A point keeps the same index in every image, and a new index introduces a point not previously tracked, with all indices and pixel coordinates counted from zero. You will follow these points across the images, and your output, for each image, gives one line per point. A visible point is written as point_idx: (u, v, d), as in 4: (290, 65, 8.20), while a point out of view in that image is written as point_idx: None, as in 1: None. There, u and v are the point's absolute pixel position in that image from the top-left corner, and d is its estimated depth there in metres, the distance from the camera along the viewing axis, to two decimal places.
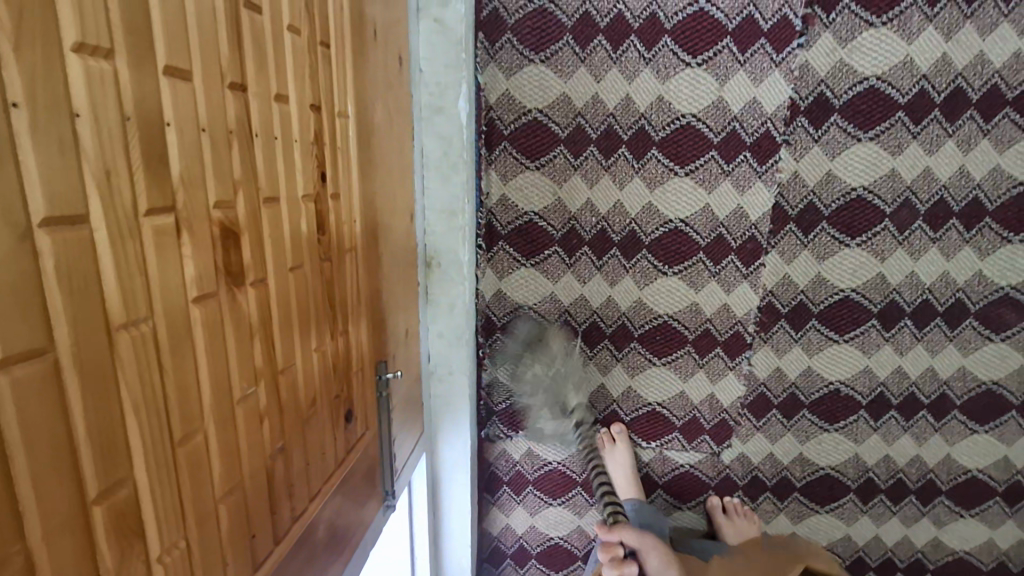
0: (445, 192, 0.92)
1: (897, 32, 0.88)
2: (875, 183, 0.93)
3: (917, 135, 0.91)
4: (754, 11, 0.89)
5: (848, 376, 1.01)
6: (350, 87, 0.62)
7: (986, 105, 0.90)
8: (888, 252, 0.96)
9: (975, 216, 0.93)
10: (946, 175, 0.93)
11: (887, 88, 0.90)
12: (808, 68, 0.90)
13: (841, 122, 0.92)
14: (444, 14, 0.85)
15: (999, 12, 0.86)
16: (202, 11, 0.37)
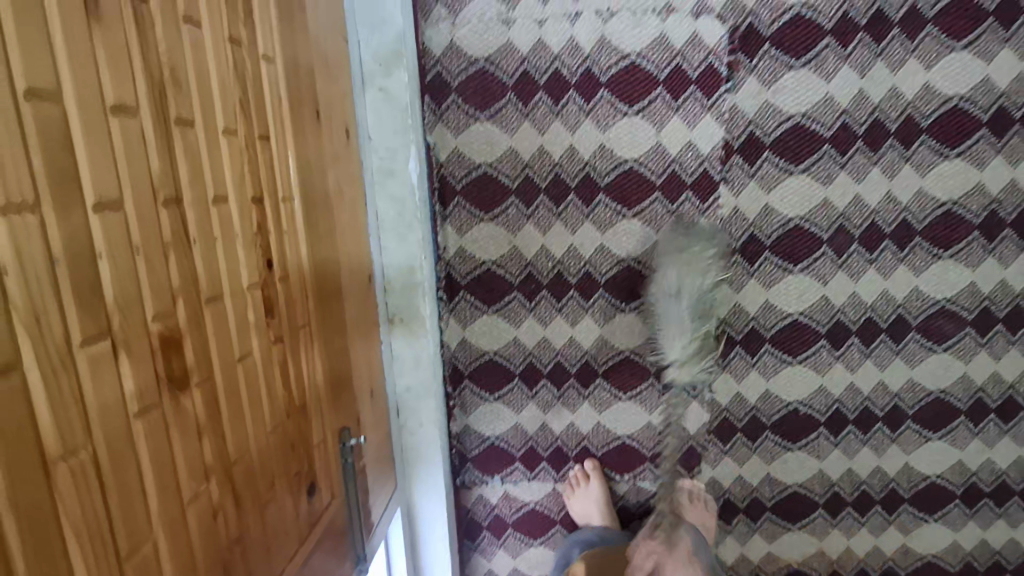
0: (403, 250, 0.95)
1: (816, 72, 0.95)
2: (810, 213, 0.99)
3: (844, 165, 0.97)
4: (681, 62, 0.95)
5: (805, 395, 1.05)
6: (292, 171, 0.64)
7: (904, 134, 0.96)
8: (830, 275, 1.01)
9: (906, 236, 0.99)
10: (875, 201, 0.98)
11: (811, 124, 0.96)
12: (737, 110, 0.96)
13: (773, 158, 0.98)
14: (388, 83, 0.90)
15: (906, 49, 0.93)
16: (131, 140, 0.39)
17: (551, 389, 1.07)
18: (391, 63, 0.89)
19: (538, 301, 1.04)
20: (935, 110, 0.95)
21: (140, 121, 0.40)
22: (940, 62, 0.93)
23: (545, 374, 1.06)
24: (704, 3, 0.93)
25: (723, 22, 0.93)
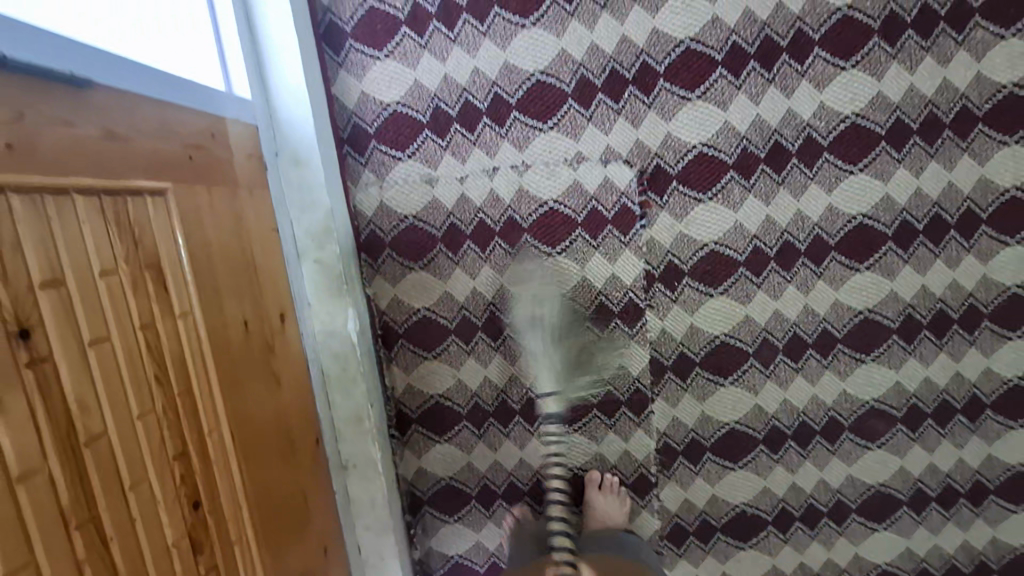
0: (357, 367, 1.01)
1: (722, 203, 1.01)
2: (734, 330, 1.05)
3: (761, 284, 1.03)
4: (596, 204, 1.02)
5: (749, 497, 1.10)
6: (219, 399, 0.71)
7: (814, 252, 1.01)
8: (760, 386, 1.06)
9: (828, 344, 1.04)
10: (794, 314, 1.04)
11: (725, 250, 1.02)
12: (654, 242, 1.02)
13: (693, 283, 1.03)
14: (322, 254, 0.97)
15: (806, 176, 0.99)
16: (39, 494, 0.46)
17: (506, 507, 1.11)
18: (321, 238, 0.96)
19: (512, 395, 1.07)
20: (841, 229, 1.00)
21: (48, 470, 0.47)
22: (840, 185, 0.99)
23: (501, 494, 1.11)
24: (612, 150, 1.00)
25: (631, 166, 1.00)
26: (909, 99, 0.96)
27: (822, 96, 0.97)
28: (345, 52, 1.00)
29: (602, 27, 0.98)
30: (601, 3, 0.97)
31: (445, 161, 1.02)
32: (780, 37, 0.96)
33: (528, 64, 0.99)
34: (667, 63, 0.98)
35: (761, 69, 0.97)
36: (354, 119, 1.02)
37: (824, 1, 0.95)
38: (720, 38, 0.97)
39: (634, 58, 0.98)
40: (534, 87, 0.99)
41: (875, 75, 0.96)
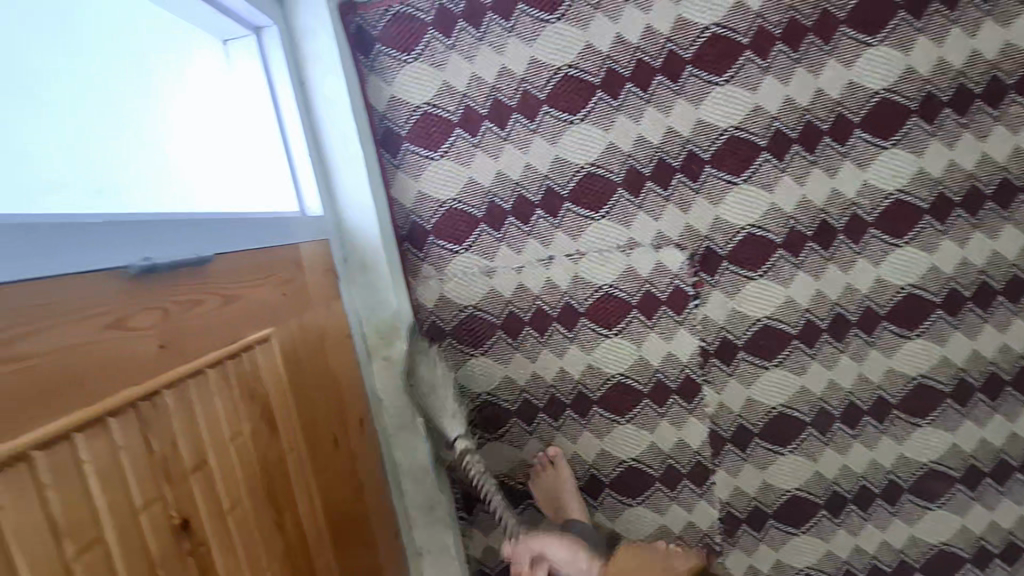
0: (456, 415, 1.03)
1: (774, 280, 1.04)
2: (791, 400, 1.07)
3: (814, 355, 1.06)
4: (650, 287, 1.05)
5: (814, 560, 1.12)
6: (324, 526, 0.74)
7: (865, 322, 1.05)
8: (818, 453, 1.09)
9: (883, 410, 1.07)
10: (848, 383, 1.06)
11: (778, 324, 1.05)
12: (708, 320, 1.06)
13: (748, 357, 1.06)
14: (390, 351, 1.01)
15: (853, 251, 1.03)
16: None
17: None
18: (390, 337, 1.00)
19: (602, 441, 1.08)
20: (890, 300, 1.04)
21: None
22: (886, 258, 1.02)
23: None
24: (664, 235, 1.04)
25: (683, 249, 1.04)
26: (950, 174, 1.00)
27: (866, 175, 1.00)
28: (400, 154, 1.03)
29: (649, 120, 1.00)
30: (646, 97, 1.00)
31: (502, 252, 1.05)
32: (822, 121, 0.99)
33: (577, 158, 1.02)
34: (713, 150, 1.01)
35: (805, 152, 1.00)
36: (411, 217, 1.05)
37: (863, 86, 0.98)
38: (764, 124, 0.99)
39: (680, 147, 1.01)
40: (584, 180, 1.03)
41: (916, 152, 0.99)
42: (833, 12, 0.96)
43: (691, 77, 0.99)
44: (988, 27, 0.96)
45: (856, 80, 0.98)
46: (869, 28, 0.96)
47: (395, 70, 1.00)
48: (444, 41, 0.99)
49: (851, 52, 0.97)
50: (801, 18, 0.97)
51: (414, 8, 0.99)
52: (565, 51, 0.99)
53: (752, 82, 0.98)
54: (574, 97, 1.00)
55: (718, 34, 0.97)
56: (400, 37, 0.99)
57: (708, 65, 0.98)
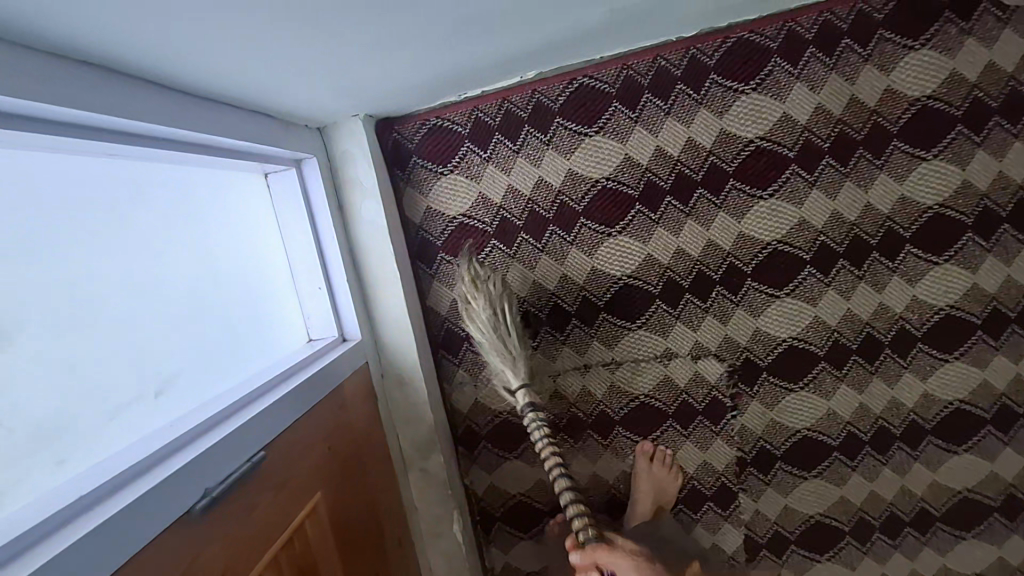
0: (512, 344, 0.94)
1: (814, 394, 1.02)
2: (829, 509, 1.05)
3: (855, 466, 1.04)
4: (687, 396, 1.04)
5: None
6: None
7: (910, 436, 1.02)
8: (857, 562, 1.06)
9: (925, 522, 1.04)
10: (890, 495, 1.04)
11: (819, 435, 1.03)
12: (745, 430, 1.04)
13: (787, 466, 1.04)
14: (427, 463, 1.02)
15: (899, 365, 0.99)
16: None
17: None
18: (426, 449, 1.01)
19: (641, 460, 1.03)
20: (937, 415, 1.00)
21: None
22: (934, 373, 0.99)
23: None
24: (702, 346, 1.02)
25: (720, 361, 1.02)
26: (1006, 291, 0.95)
27: (915, 290, 0.97)
28: (437, 264, 1.03)
29: (688, 233, 0.98)
30: (686, 210, 0.98)
31: (537, 360, 1.05)
32: (870, 236, 0.96)
33: (614, 269, 1.01)
34: (755, 263, 0.98)
35: (850, 267, 0.97)
36: (446, 325, 1.05)
37: (916, 201, 0.94)
38: (809, 239, 0.97)
39: (721, 261, 0.99)
40: (622, 291, 1.01)
41: (971, 267, 0.95)
42: (885, 125, 0.92)
43: (734, 192, 0.96)
44: None
45: (907, 194, 0.94)
46: (925, 142, 0.92)
47: (431, 183, 1.01)
48: (480, 154, 0.99)
49: (904, 167, 0.93)
50: (850, 131, 0.93)
51: (451, 121, 0.99)
52: (603, 164, 0.97)
53: (798, 197, 0.95)
54: (612, 210, 0.99)
55: (762, 147, 0.94)
56: (437, 150, 1.00)
57: (751, 179, 0.96)
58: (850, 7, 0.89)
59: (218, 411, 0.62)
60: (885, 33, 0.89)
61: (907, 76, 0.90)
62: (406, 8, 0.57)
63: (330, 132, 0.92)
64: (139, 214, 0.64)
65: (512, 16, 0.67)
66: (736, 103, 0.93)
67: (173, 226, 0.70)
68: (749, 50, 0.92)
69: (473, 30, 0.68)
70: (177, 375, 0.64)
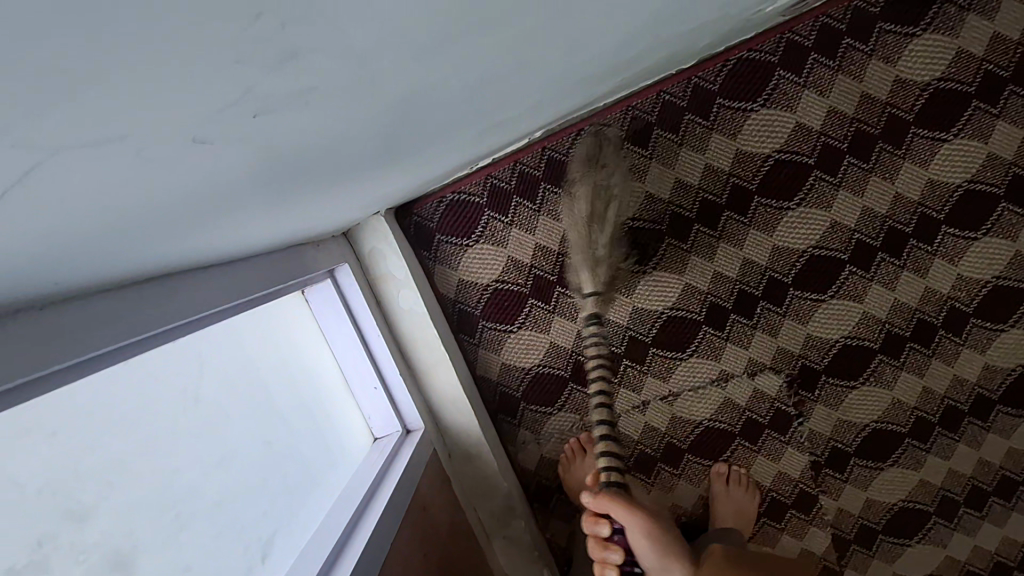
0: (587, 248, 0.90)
1: (876, 387, 1.02)
2: (911, 494, 1.06)
3: (930, 448, 1.04)
4: (750, 413, 1.03)
5: None
6: None
7: (978, 409, 1.02)
8: (947, 538, 1.06)
9: (1009, 488, 1.04)
10: (968, 469, 1.04)
11: (888, 425, 1.03)
12: (814, 433, 1.04)
13: (861, 461, 1.05)
14: (510, 529, 1.02)
15: (956, 343, 0.99)
16: None
17: None
18: (506, 517, 1.01)
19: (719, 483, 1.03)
20: (1001, 383, 1.00)
21: None
22: (993, 344, 0.99)
23: None
24: (756, 361, 1.02)
25: (777, 373, 1.02)
26: None
27: (958, 269, 0.96)
28: (480, 333, 1.03)
29: (722, 255, 0.98)
30: (717, 234, 0.98)
31: (596, 405, 1.05)
32: (904, 224, 0.95)
33: (655, 304, 1.01)
34: (795, 272, 0.98)
35: (890, 258, 0.97)
36: (501, 388, 1.05)
37: (944, 181, 0.93)
38: (844, 239, 0.96)
39: (760, 276, 0.99)
40: (667, 323, 1.01)
41: (1011, 236, 0.94)
42: (901, 114, 0.91)
43: (760, 207, 0.96)
44: None
45: (934, 177, 0.93)
46: (942, 124, 0.91)
47: (459, 256, 1.01)
48: (503, 219, 0.99)
49: (926, 151, 0.92)
50: (867, 127, 0.92)
51: (467, 193, 0.99)
52: (625, 205, 0.97)
53: (825, 200, 0.95)
54: (643, 248, 0.99)
55: (781, 159, 0.94)
56: (459, 224, 1.00)
57: (776, 193, 0.95)
58: (844, 6, 0.89)
59: (330, 545, 0.64)
60: (885, 25, 0.89)
61: (913, 62, 0.90)
62: (440, 133, 0.56)
63: (354, 233, 0.93)
64: (203, 387, 0.70)
65: (533, 104, 0.65)
66: (747, 122, 0.93)
67: (237, 386, 0.76)
68: (752, 67, 0.91)
69: (495, 124, 0.67)
70: (275, 534, 0.68)
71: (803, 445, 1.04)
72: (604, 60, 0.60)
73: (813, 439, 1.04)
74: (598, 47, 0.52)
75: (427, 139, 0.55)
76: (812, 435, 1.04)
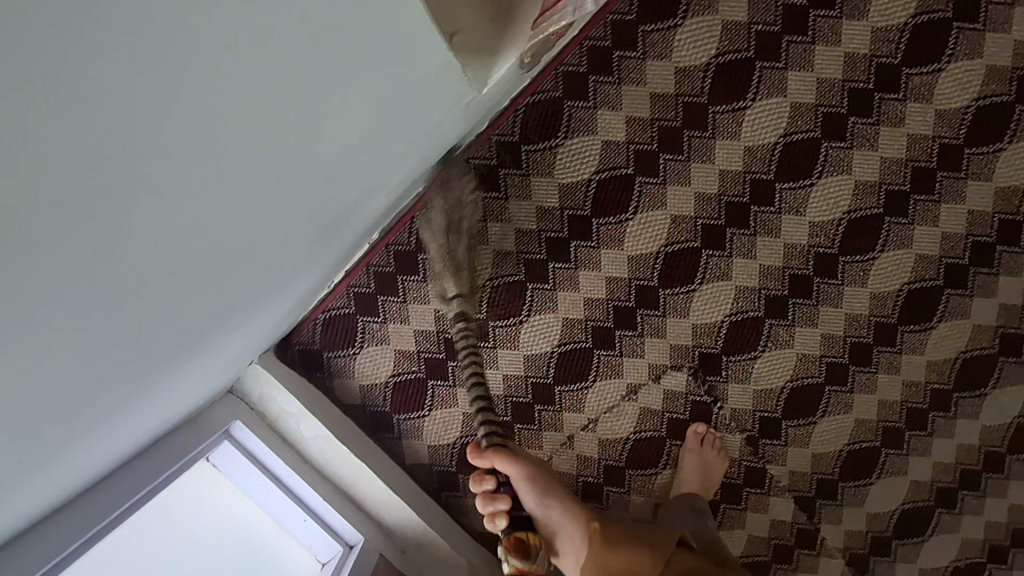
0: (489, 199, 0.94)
1: (778, 350, 1.03)
2: (854, 436, 1.06)
3: (852, 388, 1.04)
4: (670, 414, 1.06)
5: (954, 553, 1.11)
6: None
7: (884, 337, 1.02)
8: (905, 465, 1.08)
9: (944, 399, 1.05)
10: (898, 394, 1.04)
11: (804, 380, 1.04)
12: (737, 412, 1.05)
13: (792, 422, 1.06)
14: None
15: (837, 285, 1.00)
16: None
17: None
18: None
19: (693, 442, 1.04)
20: (895, 307, 1.01)
21: None
22: (870, 273, 0.99)
23: None
24: (657, 366, 1.04)
25: (680, 370, 1.04)
26: (889, 171, 0.95)
27: (808, 217, 0.97)
28: (396, 427, 1.07)
29: (587, 282, 1.01)
30: (572, 264, 1.00)
31: None
32: (740, 196, 0.96)
33: (543, 346, 1.03)
34: (658, 274, 1.00)
35: (740, 230, 0.98)
36: (436, 469, 1.09)
37: (760, 144, 0.94)
38: (690, 229, 0.98)
39: (627, 289, 1.01)
40: (561, 359, 1.04)
41: (845, 170, 0.95)
42: (694, 100, 0.93)
43: (602, 228, 0.98)
44: (846, 27, 0.90)
45: (750, 144, 0.94)
46: (736, 94, 0.92)
47: (349, 366, 1.04)
48: (375, 319, 1.03)
49: (731, 124, 0.94)
50: (669, 122, 0.94)
51: (336, 309, 1.03)
52: (479, 269, 1.01)
53: (658, 200, 0.97)
54: (511, 301, 1.02)
55: (604, 178, 0.96)
56: (337, 338, 1.03)
57: (610, 210, 0.97)
58: (602, 24, 0.91)
59: None
60: (644, 27, 0.91)
61: (685, 50, 0.91)
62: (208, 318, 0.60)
63: (236, 387, 0.96)
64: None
65: (304, 244, 0.69)
66: (557, 157, 0.96)
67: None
68: (541, 109, 0.94)
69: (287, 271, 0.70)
70: None
71: (731, 425, 1.06)
72: (335, 190, 0.62)
73: (737, 418, 1.06)
74: (286, 198, 0.55)
75: (193, 333, 0.60)
76: (736, 413, 1.05)
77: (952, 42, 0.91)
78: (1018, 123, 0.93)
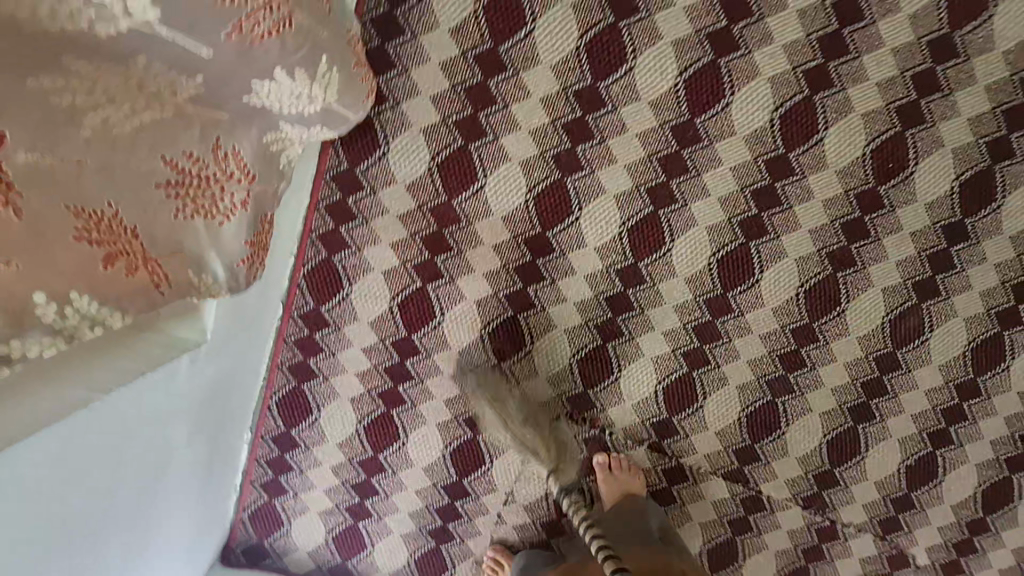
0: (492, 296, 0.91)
1: (632, 363, 1.06)
2: (744, 401, 1.09)
3: (717, 362, 1.07)
4: (571, 457, 1.11)
5: (897, 453, 1.11)
6: None
7: (719, 308, 1.04)
8: (806, 402, 1.09)
9: (807, 332, 1.05)
10: (763, 348, 1.06)
11: (671, 377, 1.07)
12: (628, 429, 1.10)
13: (682, 414, 1.09)
14: None
15: (650, 286, 1.03)
16: None
17: None
18: None
19: (601, 472, 1.10)
20: (714, 279, 1.02)
21: None
22: (674, 262, 1.02)
23: None
24: (536, 423, 1.10)
25: (559, 418, 1.10)
26: (638, 172, 0.98)
27: (590, 245, 1.01)
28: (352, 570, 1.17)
29: (438, 387, 1.08)
30: (417, 378, 1.07)
31: (471, 544, 1.15)
32: (522, 257, 1.01)
33: (433, 453, 1.11)
34: (492, 352, 1.06)
35: (539, 284, 1.03)
36: None
37: (513, 208, 0.99)
38: (495, 304, 1.04)
39: (474, 376, 1.07)
40: (454, 457, 1.11)
41: (599, 192, 0.98)
42: (436, 203, 0.99)
43: (422, 339, 1.05)
44: (526, 78, 0.94)
45: (505, 212, 0.99)
46: (467, 180, 0.98)
47: (288, 541, 1.16)
48: (287, 496, 1.14)
49: (478, 205, 0.99)
50: (426, 230, 1.00)
51: (253, 503, 1.14)
52: (346, 419, 1.10)
53: (455, 294, 1.03)
54: (385, 431, 1.10)
55: (401, 300, 1.03)
56: (267, 524, 1.15)
57: (421, 321, 1.04)
58: (325, 184, 0.99)
59: None
60: (360, 169, 0.98)
61: (404, 168, 0.98)
62: None
63: None
64: None
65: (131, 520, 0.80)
66: (353, 304, 1.04)
67: None
68: (318, 274, 1.03)
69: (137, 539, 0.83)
70: None
71: (630, 441, 1.11)
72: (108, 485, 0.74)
73: (631, 434, 1.10)
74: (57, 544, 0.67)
75: None
76: (627, 430, 1.10)
77: (627, 40, 0.93)
78: (730, 75, 0.94)
